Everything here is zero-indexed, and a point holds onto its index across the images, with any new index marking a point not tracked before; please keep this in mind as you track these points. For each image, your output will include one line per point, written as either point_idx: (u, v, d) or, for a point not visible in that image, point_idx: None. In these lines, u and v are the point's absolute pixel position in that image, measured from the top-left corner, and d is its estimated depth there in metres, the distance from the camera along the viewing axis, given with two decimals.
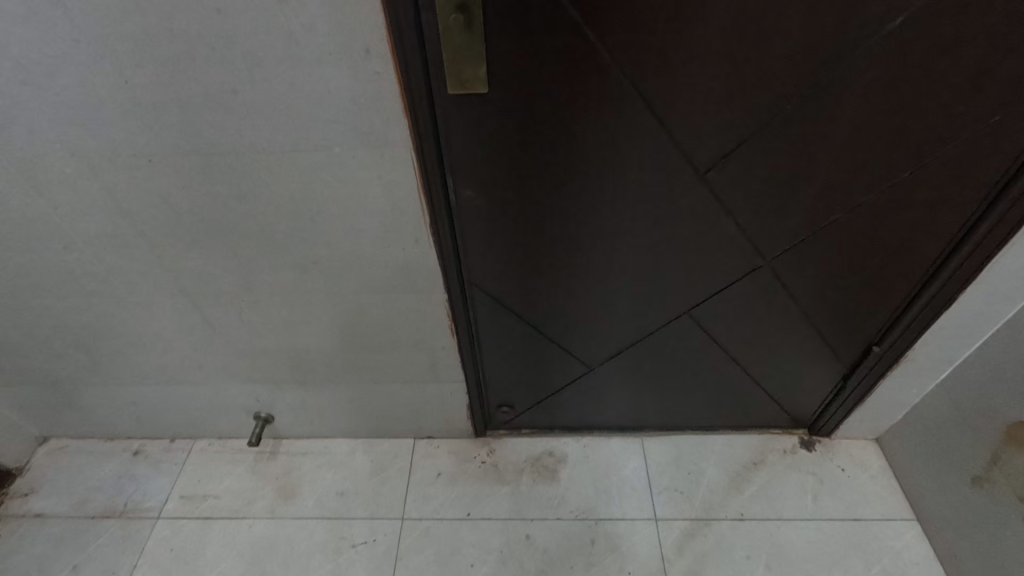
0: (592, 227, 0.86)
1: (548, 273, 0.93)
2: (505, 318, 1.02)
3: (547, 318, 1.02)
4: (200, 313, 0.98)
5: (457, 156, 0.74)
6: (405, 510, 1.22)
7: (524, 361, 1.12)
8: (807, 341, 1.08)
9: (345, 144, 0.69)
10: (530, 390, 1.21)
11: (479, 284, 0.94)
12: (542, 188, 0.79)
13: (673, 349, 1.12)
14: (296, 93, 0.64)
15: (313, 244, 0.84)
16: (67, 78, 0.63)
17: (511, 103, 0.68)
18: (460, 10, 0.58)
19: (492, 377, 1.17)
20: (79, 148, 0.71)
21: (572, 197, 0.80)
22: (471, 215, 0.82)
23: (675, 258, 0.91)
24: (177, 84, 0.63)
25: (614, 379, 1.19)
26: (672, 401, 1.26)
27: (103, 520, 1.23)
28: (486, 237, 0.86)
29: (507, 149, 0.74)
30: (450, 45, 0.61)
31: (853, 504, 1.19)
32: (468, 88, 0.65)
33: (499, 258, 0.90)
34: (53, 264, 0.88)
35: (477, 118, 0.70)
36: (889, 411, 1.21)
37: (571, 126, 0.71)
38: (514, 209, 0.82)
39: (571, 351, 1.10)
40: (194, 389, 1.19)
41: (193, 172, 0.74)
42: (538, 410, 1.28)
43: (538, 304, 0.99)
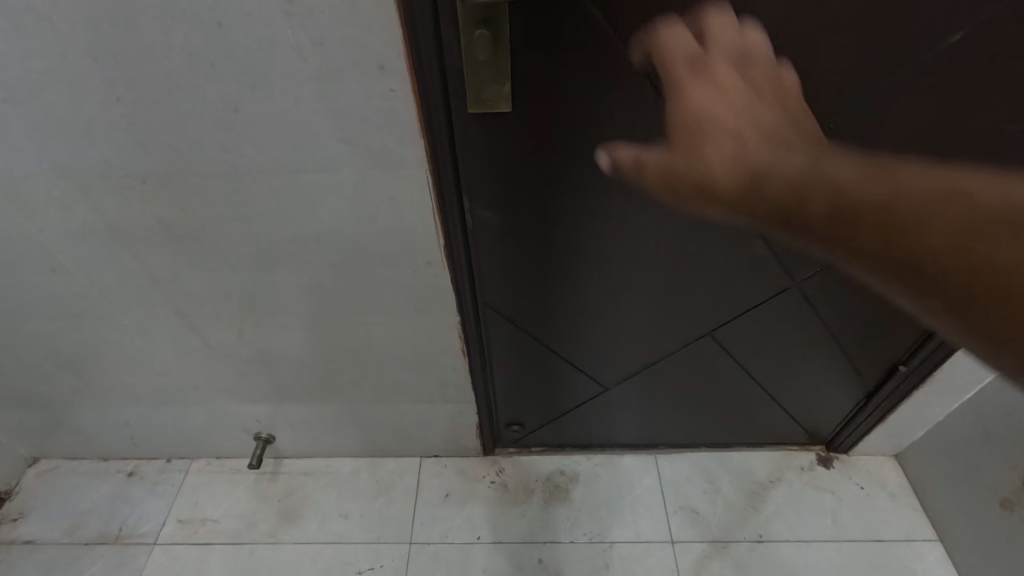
0: (615, 249, 0.82)
1: (566, 294, 0.89)
2: (518, 339, 0.98)
3: (564, 339, 0.99)
4: (198, 334, 0.93)
5: (475, 176, 0.70)
6: (412, 534, 1.18)
7: (537, 381, 1.09)
8: (830, 361, 1.05)
9: (356, 164, 0.65)
10: (542, 409, 1.17)
11: (493, 305, 0.90)
12: (563, 209, 0.75)
13: (691, 368, 1.08)
14: (303, 112, 0.59)
15: (319, 266, 0.79)
16: (54, 95, 0.58)
17: (534, 122, 0.64)
18: (483, 24, 0.53)
19: (503, 396, 1.13)
20: (67, 168, 0.66)
21: (594, 218, 0.76)
22: (487, 236, 0.78)
23: (699, 279, 0.87)
24: (174, 102, 0.58)
25: (629, 398, 1.15)
26: (687, 419, 1.22)
27: (97, 546, 1.18)
28: (502, 258, 0.82)
29: (528, 170, 0.69)
30: (472, 61, 0.56)
31: (873, 524, 1.16)
32: (489, 108, 0.61)
33: (514, 280, 0.86)
34: (41, 286, 0.83)
35: (498, 137, 0.65)
36: (910, 428, 1.18)
37: (597, 146, 0.67)
38: (533, 231, 0.78)
39: (587, 370, 1.06)
40: (191, 411, 1.14)
41: (191, 193, 0.69)
42: (549, 428, 1.24)
43: (555, 325, 0.95)
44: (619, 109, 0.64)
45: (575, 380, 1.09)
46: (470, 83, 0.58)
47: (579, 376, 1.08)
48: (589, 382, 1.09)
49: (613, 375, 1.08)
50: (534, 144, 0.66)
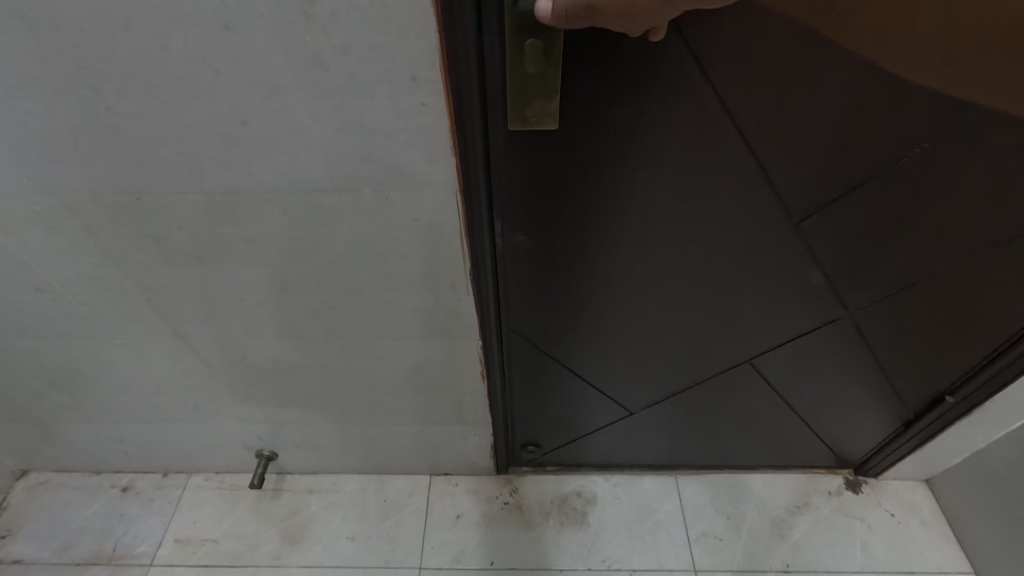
0: (656, 276, 0.75)
1: (598, 319, 0.83)
2: (543, 362, 0.92)
3: (591, 364, 0.92)
4: (198, 355, 0.86)
5: (510, 197, 0.63)
6: (422, 558, 1.12)
7: (560, 404, 1.03)
8: (871, 388, 0.99)
9: (378, 184, 0.57)
10: (562, 431, 1.11)
11: (518, 328, 0.84)
12: (604, 233, 0.68)
13: (722, 393, 1.02)
14: (320, 127, 0.52)
15: (332, 288, 0.72)
16: (33, 103, 0.50)
17: (581, 141, 0.57)
18: (535, 33, 0.46)
19: (522, 417, 1.07)
20: (51, 182, 0.58)
21: (637, 244, 0.70)
22: (518, 259, 0.72)
23: (743, 307, 0.81)
24: (172, 114, 0.51)
25: (654, 422, 1.09)
26: (711, 442, 1.16)
27: (90, 568, 1.12)
28: (533, 283, 0.76)
29: (570, 192, 0.63)
30: (518, 72, 0.49)
31: (905, 554, 1.11)
32: (534, 125, 0.54)
33: (543, 304, 0.79)
34: (25, 304, 0.76)
35: (539, 156, 0.59)
36: (946, 455, 1.12)
37: (649, 168, 0.60)
38: (569, 255, 0.71)
39: (613, 394, 1.00)
40: (189, 428, 1.07)
41: (192, 212, 0.61)
42: (568, 449, 1.18)
43: (584, 350, 0.89)
44: (679, 128, 0.57)
45: (599, 404, 1.03)
46: (514, 97, 0.52)
47: (603, 401, 1.02)
48: (613, 405, 1.03)
49: (640, 399, 1.02)
50: (580, 163, 0.59)
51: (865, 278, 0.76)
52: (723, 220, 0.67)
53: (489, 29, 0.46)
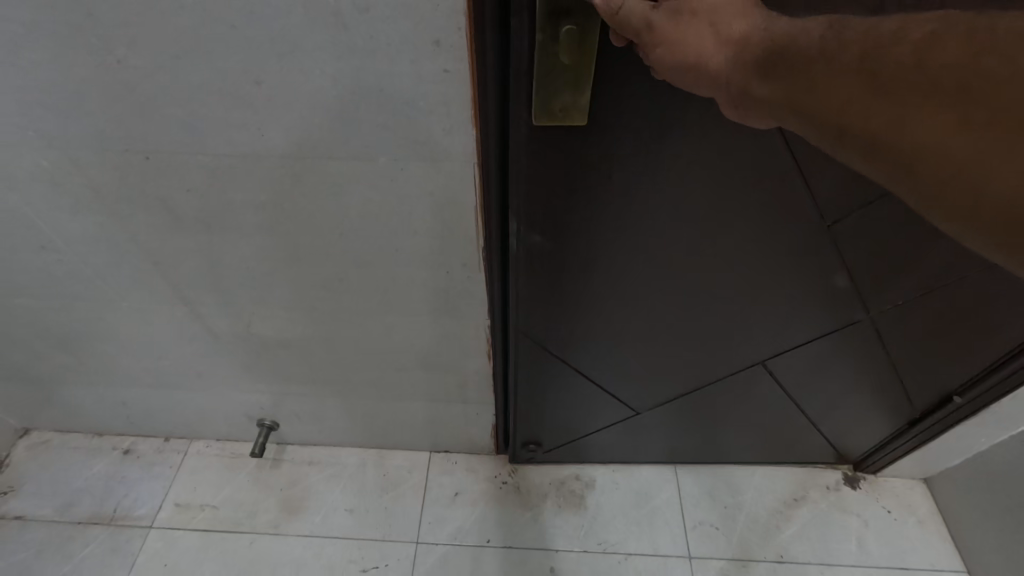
0: (678, 276, 0.73)
1: (608, 319, 0.81)
2: (547, 363, 0.89)
3: (603, 361, 0.90)
4: (202, 322, 0.85)
5: (527, 196, 0.58)
6: (419, 533, 1.13)
7: (561, 402, 1.00)
8: (879, 388, 0.98)
9: (393, 154, 0.56)
10: (562, 430, 1.09)
11: (524, 330, 0.80)
12: (621, 234, 0.65)
13: (729, 394, 1.00)
14: (336, 91, 0.50)
15: (341, 261, 0.71)
16: (39, 53, 0.48)
17: (612, 139, 0.53)
18: (571, 18, 0.42)
19: (522, 417, 1.04)
20: (57, 138, 0.56)
21: (656, 245, 0.67)
22: (529, 260, 0.68)
23: (760, 308, 0.79)
24: (183, 70, 0.49)
25: (658, 419, 1.08)
26: (711, 439, 1.15)
27: (90, 527, 1.13)
28: (542, 284, 0.72)
29: (592, 192, 0.58)
30: (549, 62, 0.45)
31: (899, 551, 1.12)
32: (564, 120, 0.50)
33: (552, 306, 0.76)
34: (29, 263, 0.75)
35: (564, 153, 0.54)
36: (946, 456, 1.12)
37: (680, 169, 0.56)
38: (583, 257, 0.68)
39: (620, 390, 0.99)
40: (191, 395, 1.07)
41: (201, 174, 0.60)
42: (567, 447, 1.16)
43: (596, 348, 0.87)
44: (727, 131, 0.52)
45: (605, 400, 1.02)
46: (542, 89, 0.47)
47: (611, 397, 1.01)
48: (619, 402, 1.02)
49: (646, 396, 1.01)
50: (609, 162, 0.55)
51: (887, 279, 0.74)
52: (752, 224, 0.64)
53: (520, 10, 0.42)
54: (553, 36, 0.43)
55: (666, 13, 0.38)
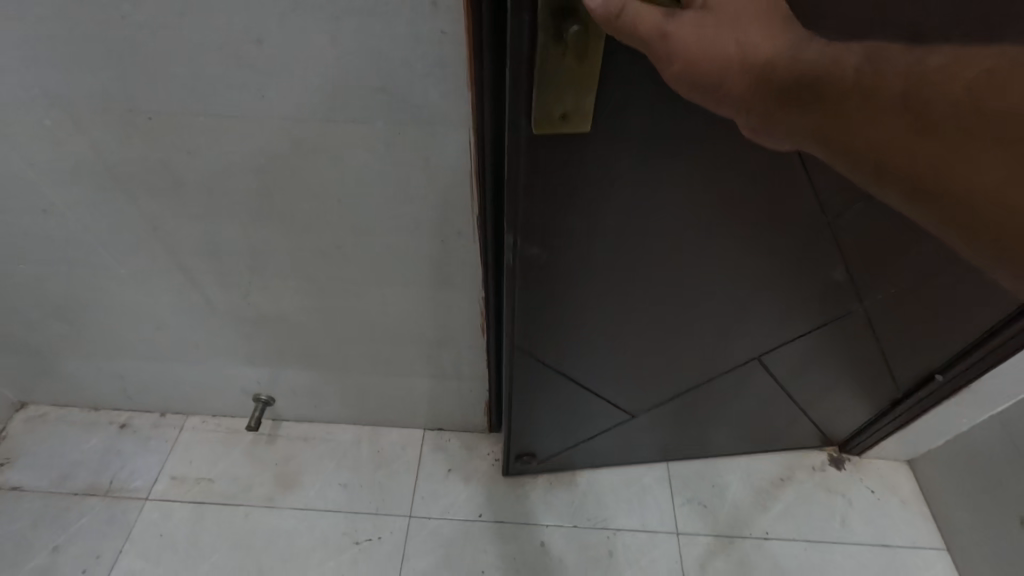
0: (678, 277, 0.72)
1: (609, 328, 0.79)
2: (546, 374, 0.88)
3: (599, 368, 0.89)
4: (201, 291, 0.87)
5: (527, 206, 0.57)
6: (412, 508, 1.15)
7: (559, 412, 0.99)
8: (866, 371, 1.00)
9: (390, 118, 0.57)
10: (559, 438, 1.08)
11: (524, 343, 0.79)
12: (623, 242, 0.64)
13: (725, 389, 1.01)
14: (336, 52, 0.51)
15: (339, 229, 0.73)
16: (45, 8, 0.49)
17: (612, 142, 0.52)
18: (572, 19, 0.42)
19: (519, 429, 1.02)
20: (61, 97, 0.58)
21: (659, 251, 0.66)
22: (529, 270, 0.67)
23: (759, 306, 0.80)
24: (185, 27, 0.50)
25: (657, 420, 1.08)
26: (695, 435, 1.15)
27: (86, 499, 1.14)
28: (543, 296, 0.71)
29: (593, 198, 0.58)
30: (549, 64, 0.45)
31: (882, 529, 1.14)
32: (565, 126, 0.49)
33: (552, 315, 0.75)
34: (29, 227, 0.76)
35: (564, 159, 0.54)
36: (928, 437, 1.15)
37: (682, 173, 0.56)
38: (585, 265, 0.67)
39: (615, 396, 0.98)
40: (188, 368, 1.08)
41: (202, 137, 0.61)
42: (564, 456, 1.14)
43: (593, 355, 0.85)
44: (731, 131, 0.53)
45: (601, 405, 1.00)
46: (544, 93, 0.47)
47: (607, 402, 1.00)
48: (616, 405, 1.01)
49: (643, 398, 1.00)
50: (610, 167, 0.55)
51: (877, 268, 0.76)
52: (756, 219, 0.64)
53: (522, 10, 0.42)
54: (555, 39, 0.43)
55: (683, 23, 0.37)
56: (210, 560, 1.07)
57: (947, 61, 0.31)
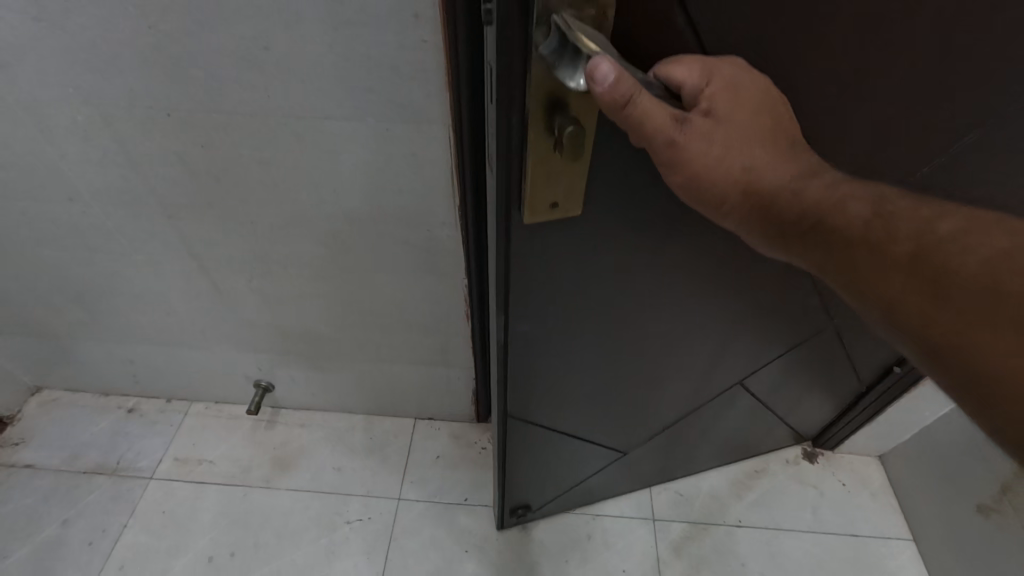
0: (663, 325, 0.73)
1: (598, 377, 0.80)
2: (538, 429, 0.86)
3: (592, 414, 0.89)
4: (208, 277, 0.94)
5: (520, 281, 0.57)
6: (401, 491, 1.21)
7: (551, 461, 0.98)
8: (839, 372, 1.05)
9: (381, 116, 0.65)
10: (550, 487, 1.06)
11: (516, 404, 0.78)
12: (612, 300, 0.65)
13: (709, 412, 1.03)
14: (333, 57, 0.59)
15: (335, 219, 0.80)
16: (85, 18, 0.58)
17: (600, 219, 0.53)
18: (567, 119, 0.41)
19: (512, 486, 1.00)
20: (93, 95, 0.66)
21: (645, 303, 0.68)
22: (523, 338, 0.66)
23: (739, 338, 0.83)
24: (204, 35, 0.58)
25: (646, 453, 1.09)
26: (672, 461, 1.15)
27: (94, 477, 1.21)
28: (536, 357, 0.70)
29: (585, 266, 0.58)
30: (543, 161, 0.44)
31: (852, 520, 1.19)
32: (556, 211, 0.49)
33: (544, 374, 0.74)
34: (57, 214, 0.84)
35: (556, 239, 0.53)
36: (895, 431, 1.20)
37: (664, 232, 0.58)
38: (574, 326, 0.67)
39: (607, 439, 0.98)
40: (194, 353, 1.15)
41: (215, 132, 0.69)
42: (556, 502, 1.12)
43: (586, 405, 0.85)
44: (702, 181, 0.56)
45: (594, 450, 1.00)
46: (537, 186, 0.46)
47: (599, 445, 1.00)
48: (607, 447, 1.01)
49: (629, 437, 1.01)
50: (600, 237, 0.55)
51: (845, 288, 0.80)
52: (732, 261, 0.66)
53: (517, 110, 0.41)
54: (548, 133, 0.42)
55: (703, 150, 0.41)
56: (209, 536, 1.13)
57: (948, 234, 0.40)
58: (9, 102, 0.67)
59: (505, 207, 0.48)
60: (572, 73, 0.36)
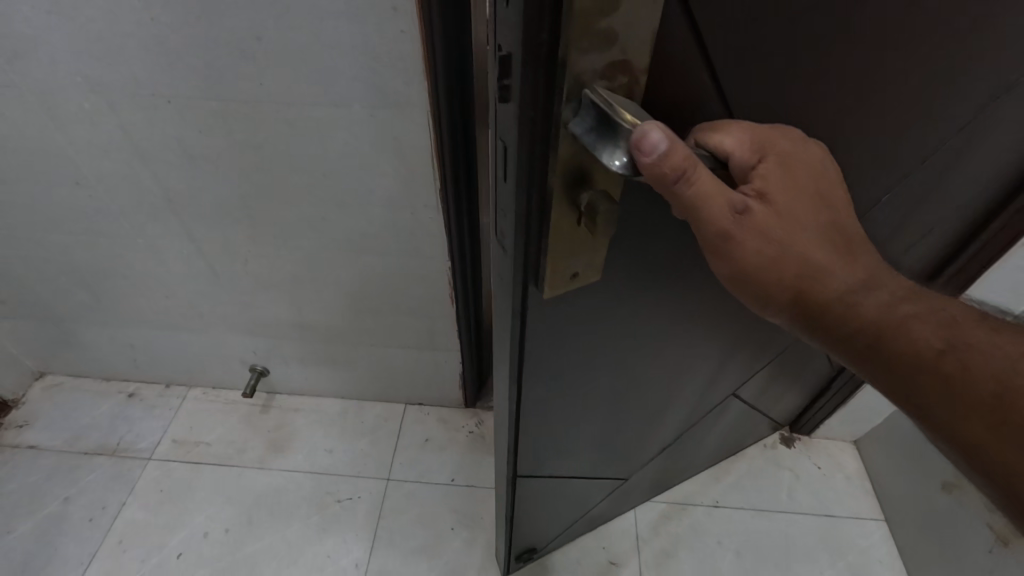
0: (668, 358, 0.71)
1: (607, 418, 0.77)
2: (548, 476, 0.82)
3: (595, 456, 0.86)
4: (206, 260, 0.99)
5: (534, 346, 0.52)
6: (390, 472, 1.25)
7: (557, 502, 0.93)
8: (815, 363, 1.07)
9: (365, 102, 0.70)
10: (556, 524, 1.02)
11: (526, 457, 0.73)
12: (623, 345, 0.62)
13: (702, 425, 1.03)
14: (320, 47, 0.65)
15: (326, 203, 0.86)
16: (94, 11, 0.63)
17: (612, 273, 0.49)
18: (592, 191, 0.37)
19: (521, 533, 0.95)
20: (100, 82, 0.71)
21: (653, 342, 0.65)
22: (535, 397, 0.61)
23: (736, 354, 0.82)
24: (202, 26, 0.64)
25: (644, 476, 1.07)
26: (666, 474, 1.15)
27: (95, 457, 1.25)
28: (548, 411, 0.66)
29: (596, 320, 0.54)
30: (566, 236, 0.39)
31: (826, 501, 1.23)
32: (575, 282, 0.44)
33: (554, 425, 0.70)
34: (64, 198, 0.89)
35: (571, 301, 0.49)
36: (868, 416, 1.24)
37: (669, 272, 0.55)
38: (584, 376, 0.63)
39: (610, 473, 0.95)
40: (193, 337, 1.20)
41: (212, 118, 0.74)
42: (563, 535, 1.08)
43: (592, 445, 0.82)
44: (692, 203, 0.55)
45: (597, 484, 0.97)
46: (560, 261, 0.41)
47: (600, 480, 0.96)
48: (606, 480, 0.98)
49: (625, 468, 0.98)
50: (614, 289, 0.52)
51: None
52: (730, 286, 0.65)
53: (539, 184, 0.36)
54: (573, 209, 0.37)
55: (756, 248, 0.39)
56: (205, 512, 1.17)
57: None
58: (22, 89, 0.73)
59: (523, 281, 0.43)
60: (607, 150, 0.31)
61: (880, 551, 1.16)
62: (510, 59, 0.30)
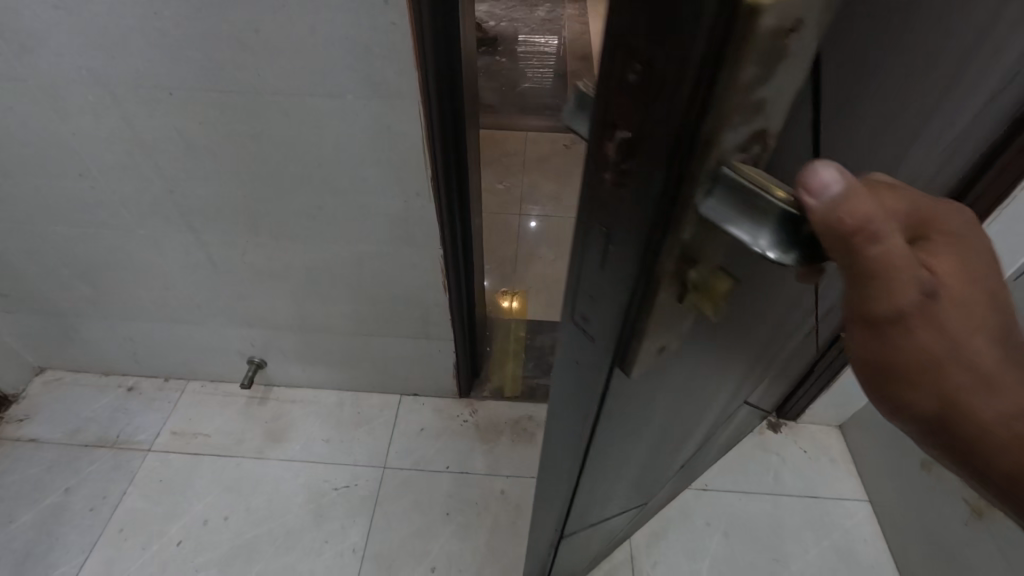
0: (733, 397, 0.65)
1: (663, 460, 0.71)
2: (594, 520, 0.77)
3: (641, 492, 0.81)
4: (205, 251, 1.02)
5: (611, 421, 0.45)
6: (386, 460, 1.28)
7: (593, 539, 0.88)
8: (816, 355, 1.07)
9: (358, 92, 0.74)
10: (590, 554, 0.98)
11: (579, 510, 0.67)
12: (695, 398, 0.55)
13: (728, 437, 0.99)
14: (314, 39, 0.68)
15: (321, 192, 0.89)
16: (99, 5, 0.67)
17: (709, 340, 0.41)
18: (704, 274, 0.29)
19: (558, 566, 0.91)
20: (103, 75, 0.74)
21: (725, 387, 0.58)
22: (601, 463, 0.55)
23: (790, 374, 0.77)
24: (202, 19, 0.67)
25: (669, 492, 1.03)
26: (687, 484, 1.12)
27: (95, 449, 1.27)
28: (609, 470, 0.60)
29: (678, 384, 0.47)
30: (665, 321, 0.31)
31: (812, 483, 1.26)
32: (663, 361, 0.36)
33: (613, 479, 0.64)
34: (67, 190, 0.92)
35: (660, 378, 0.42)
36: (851, 399, 1.27)
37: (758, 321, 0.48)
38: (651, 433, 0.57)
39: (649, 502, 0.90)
40: (191, 329, 1.23)
41: (211, 109, 0.78)
42: (595, 559, 1.05)
43: (641, 484, 0.76)
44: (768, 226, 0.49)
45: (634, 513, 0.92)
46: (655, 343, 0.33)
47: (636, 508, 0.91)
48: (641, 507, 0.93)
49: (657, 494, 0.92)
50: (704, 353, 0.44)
51: None
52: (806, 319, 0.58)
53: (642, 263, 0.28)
54: (682, 292, 0.30)
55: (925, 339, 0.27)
56: (204, 501, 1.20)
57: None
58: (28, 82, 0.76)
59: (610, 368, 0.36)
60: (752, 233, 0.25)
61: (863, 530, 1.19)
62: (632, 136, 0.25)
